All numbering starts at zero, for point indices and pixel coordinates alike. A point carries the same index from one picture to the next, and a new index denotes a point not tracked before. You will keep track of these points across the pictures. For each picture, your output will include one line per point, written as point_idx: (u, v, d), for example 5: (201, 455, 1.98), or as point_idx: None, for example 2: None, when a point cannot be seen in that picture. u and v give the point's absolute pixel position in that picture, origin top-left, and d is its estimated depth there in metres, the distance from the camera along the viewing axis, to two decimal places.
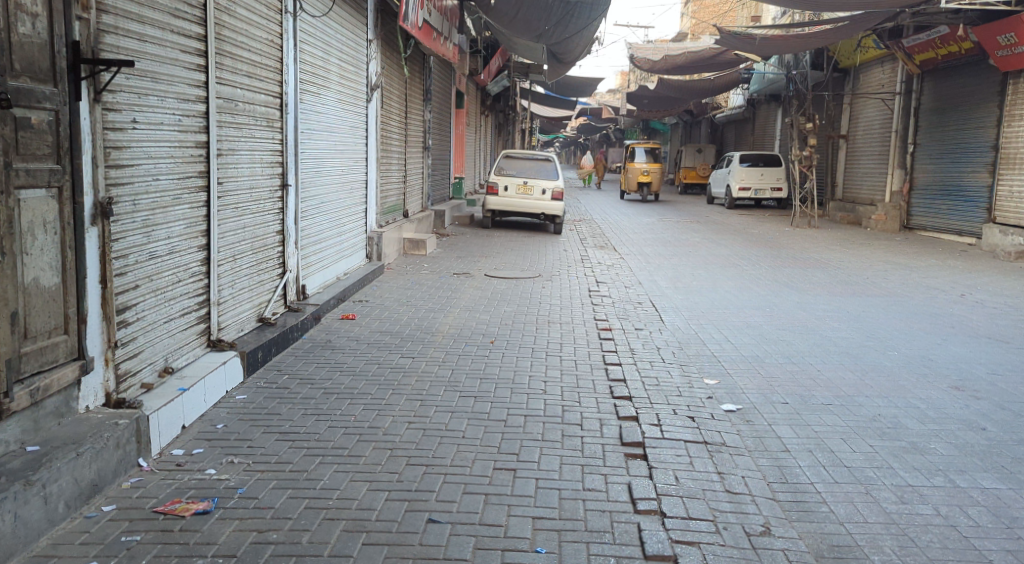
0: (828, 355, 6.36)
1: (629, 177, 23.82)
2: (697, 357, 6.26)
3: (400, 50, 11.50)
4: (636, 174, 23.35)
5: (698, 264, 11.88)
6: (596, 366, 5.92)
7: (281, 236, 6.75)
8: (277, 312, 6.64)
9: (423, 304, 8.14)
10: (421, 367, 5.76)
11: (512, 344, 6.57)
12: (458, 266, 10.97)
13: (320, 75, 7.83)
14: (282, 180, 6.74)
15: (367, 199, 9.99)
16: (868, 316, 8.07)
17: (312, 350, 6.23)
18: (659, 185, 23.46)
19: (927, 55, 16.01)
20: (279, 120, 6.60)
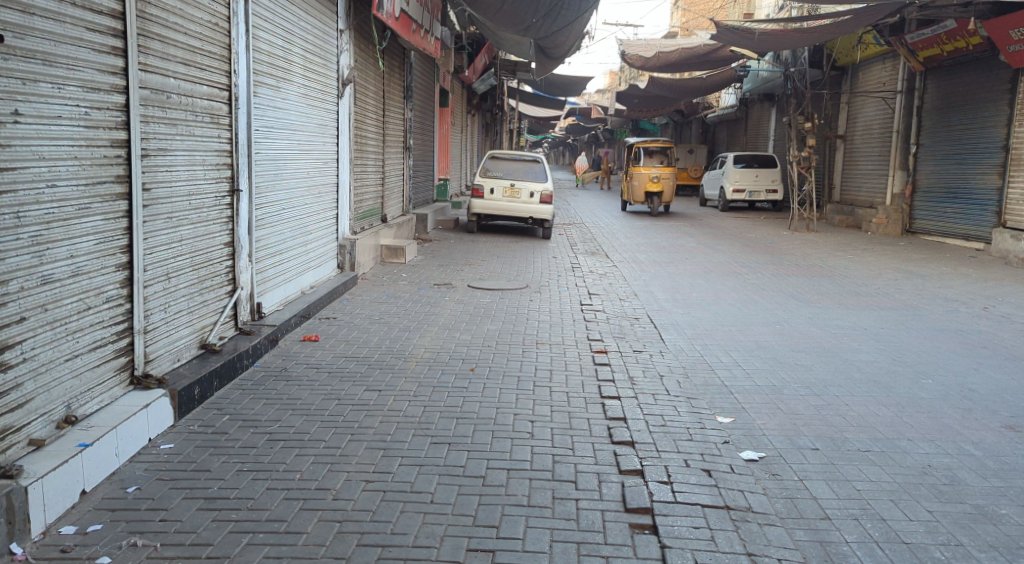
0: (855, 383, 5.58)
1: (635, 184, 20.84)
2: (704, 389, 5.46)
3: (376, 42, 10.65)
4: (645, 182, 20.57)
5: (697, 273, 11.11)
6: (591, 401, 5.12)
7: (230, 248, 5.91)
8: (225, 335, 5.80)
9: (398, 322, 7.33)
10: (387, 403, 4.96)
11: (495, 371, 5.77)
12: (439, 276, 10.15)
13: (280, 66, 6.98)
14: (232, 185, 5.89)
15: (338, 204, 9.16)
16: (889, 334, 7.30)
17: (262, 382, 5.38)
18: (668, 194, 20.74)
19: (931, 51, 15.32)
20: (227, 115, 5.76)
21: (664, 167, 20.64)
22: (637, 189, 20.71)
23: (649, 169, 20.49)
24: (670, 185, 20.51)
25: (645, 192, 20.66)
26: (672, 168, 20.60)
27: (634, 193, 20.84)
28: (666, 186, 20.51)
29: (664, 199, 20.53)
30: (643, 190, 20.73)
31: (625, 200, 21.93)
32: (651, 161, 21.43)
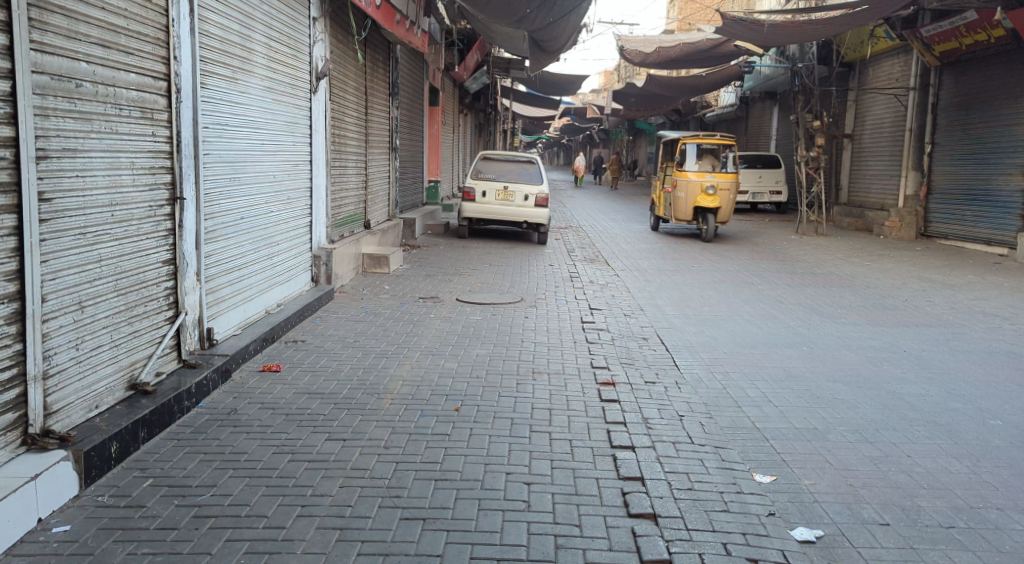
0: (913, 426, 4.71)
1: (680, 197, 15.14)
2: (731, 435, 4.57)
3: (356, 34, 9.75)
4: (694, 193, 14.94)
5: (704, 283, 10.26)
6: (600, 454, 4.23)
7: (172, 267, 5.01)
8: (164, 370, 4.89)
9: (376, 346, 6.44)
10: (351, 460, 4.08)
11: (484, 411, 4.89)
12: (424, 288, 9.24)
13: (236, 56, 6.05)
14: (173, 192, 4.98)
15: (313, 209, 8.26)
16: (931, 358, 6.42)
17: (203, 430, 4.47)
18: (726, 211, 14.97)
19: (948, 45, 14.50)
20: (166, 110, 4.86)
21: (719, 173, 14.91)
22: (681, 205, 15.09)
23: (699, 175, 14.83)
24: (729, 200, 14.82)
25: (694, 208, 15.05)
26: (732, 174, 14.87)
27: (676, 208, 15.28)
28: (723, 199, 14.84)
29: (721, 220, 14.83)
30: (692, 206, 15.03)
31: (658, 215, 16.41)
32: (704, 163, 15.08)
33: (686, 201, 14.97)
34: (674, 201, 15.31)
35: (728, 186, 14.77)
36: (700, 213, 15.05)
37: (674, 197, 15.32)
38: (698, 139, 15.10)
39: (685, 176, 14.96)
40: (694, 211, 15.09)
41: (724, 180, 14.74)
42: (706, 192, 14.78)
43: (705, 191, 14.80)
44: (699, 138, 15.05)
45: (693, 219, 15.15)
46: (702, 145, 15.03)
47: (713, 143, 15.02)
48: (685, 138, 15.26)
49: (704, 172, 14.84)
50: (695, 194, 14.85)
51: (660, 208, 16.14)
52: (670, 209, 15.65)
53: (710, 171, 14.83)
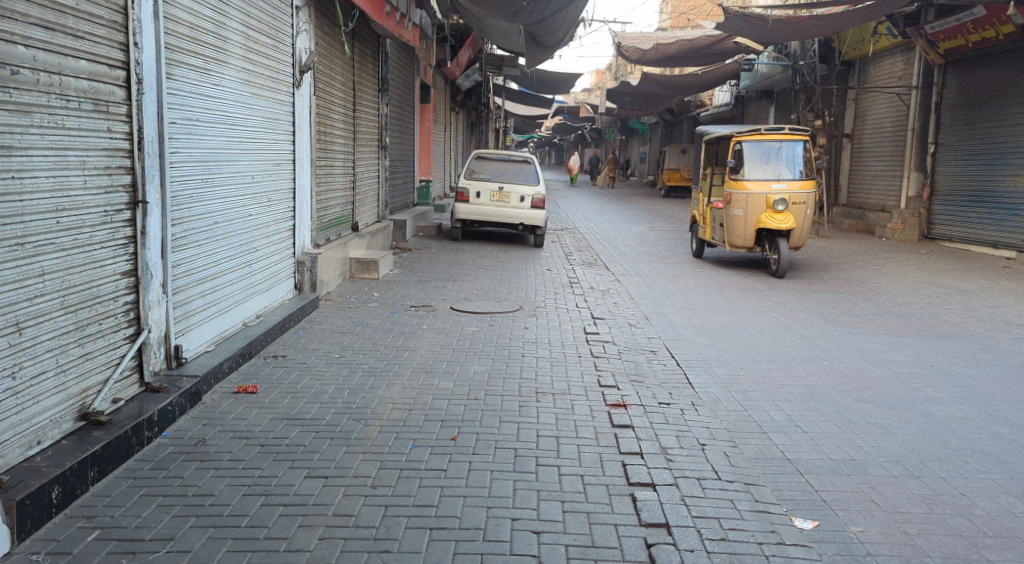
0: (960, 456, 4.23)
1: (736, 216, 11.03)
2: (761, 468, 4.08)
3: (341, 26, 9.22)
4: (756, 210, 10.83)
5: (709, 289, 9.78)
6: (617, 493, 3.73)
7: (133, 280, 4.46)
8: (123, 396, 4.36)
9: (364, 362, 5.93)
10: (333, 504, 3.55)
11: (483, 440, 4.37)
12: (416, 296, 8.71)
13: (208, 44, 5.50)
14: (133, 194, 4.44)
15: (297, 212, 7.75)
16: (962, 374, 5.95)
17: (166, 466, 3.94)
18: (802, 234, 10.86)
19: (953, 43, 14.06)
20: (126, 103, 4.32)
21: (791, 182, 10.80)
22: (738, 226, 10.99)
23: (763, 185, 10.73)
24: (804, 219, 10.82)
25: (756, 231, 10.93)
26: (807, 183, 10.79)
27: (730, 230, 11.19)
28: (797, 217, 10.74)
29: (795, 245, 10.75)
30: (755, 228, 10.88)
31: (701, 238, 12.30)
32: (768, 169, 10.95)
33: (746, 221, 10.89)
34: (726, 221, 11.24)
35: (803, 199, 10.78)
36: (764, 236, 10.96)
37: (726, 216, 11.23)
38: (758, 135, 11.09)
39: (744, 187, 10.86)
40: (756, 235, 11.00)
41: (797, 190, 10.74)
42: (773, 208, 10.71)
43: (772, 207, 10.71)
44: (760, 135, 11.05)
45: (755, 245, 11.06)
46: (763, 143, 10.99)
47: (780, 140, 11.05)
48: (740, 134, 11.21)
49: (769, 180, 10.80)
50: (758, 211, 10.80)
51: (705, 230, 12.06)
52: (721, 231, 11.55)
53: (777, 179, 10.78)
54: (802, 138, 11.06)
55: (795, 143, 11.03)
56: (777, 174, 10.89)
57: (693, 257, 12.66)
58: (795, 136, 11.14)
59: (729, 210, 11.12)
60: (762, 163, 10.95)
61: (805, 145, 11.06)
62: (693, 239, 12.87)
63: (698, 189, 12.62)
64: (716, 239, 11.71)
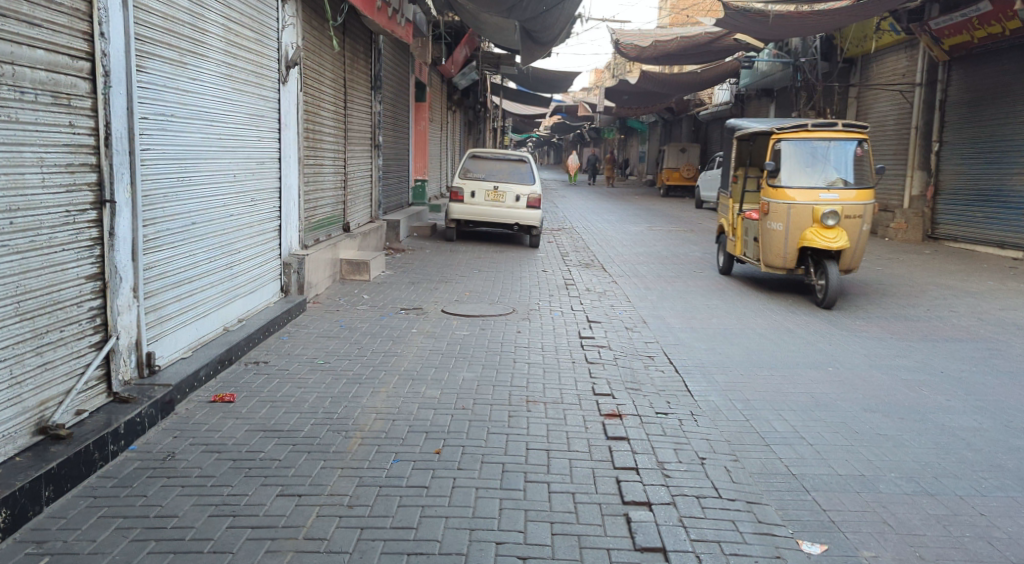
0: (977, 472, 4.00)
1: (773, 230, 8.86)
2: (765, 485, 3.83)
3: (329, 19, 8.95)
4: (799, 225, 8.64)
5: (709, 291, 9.52)
6: (610, 513, 3.49)
7: (99, 284, 4.21)
8: (88, 407, 4.10)
9: (349, 368, 5.68)
10: (304, 527, 3.31)
11: (469, 454, 4.12)
12: (407, 298, 8.45)
13: (184, 37, 5.25)
14: (99, 194, 4.19)
15: (283, 212, 7.49)
16: (974, 381, 5.71)
17: (130, 483, 3.69)
18: (856, 255, 8.60)
19: (958, 39, 13.82)
20: (89, 96, 4.07)
21: (845, 191, 8.58)
22: (776, 243, 8.83)
23: (809, 195, 8.56)
24: (861, 236, 8.58)
25: (799, 250, 8.74)
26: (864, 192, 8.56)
27: (766, 247, 9.03)
28: (851, 235, 8.50)
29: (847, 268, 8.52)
30: (798, 246, 8.67)
31: (732, 253, 10.20)
32: (815, 174, 8.74)
33: (787, 237, 8.71)
34: (762, 235, 9.10)
35: (859, 212, 8.54)
36: (809, 256, 8.77)
37: (762, 230, 9.08)
38: (803, 133, 8.94)
39: (784, 196, 8.69)
40: (799, 254, 8.82)
41: (853, 200, 8.51)
42: (822, 222, 8.51)
43: (820, 221, 8.50)
44: (805, 132, 8.90)
45: (796, 266, 8.89)
46: (809, 143, 8.87)
47: (830, 139, 8.88)
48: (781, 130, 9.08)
49: (815, 188, 8.61)
50: (803, 225, 8.60)
51: (736, 244, 9.97)
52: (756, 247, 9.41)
53: (825, 187, 8.60)
54: (859, 137, 8.85)
55: (849, 143, 8.84)
56: (825, 180, 8.71)
57: (722, 274, 10.63)
58: (850, 134, 8.92)
59: (766, 223, 8.97)
60: (806, 167, 8.79)
61: (862, 146, 8.85)
62: (722, 253, 10.81)
63: (728, 196, 10.52)
64: (749, 256, 9.60)
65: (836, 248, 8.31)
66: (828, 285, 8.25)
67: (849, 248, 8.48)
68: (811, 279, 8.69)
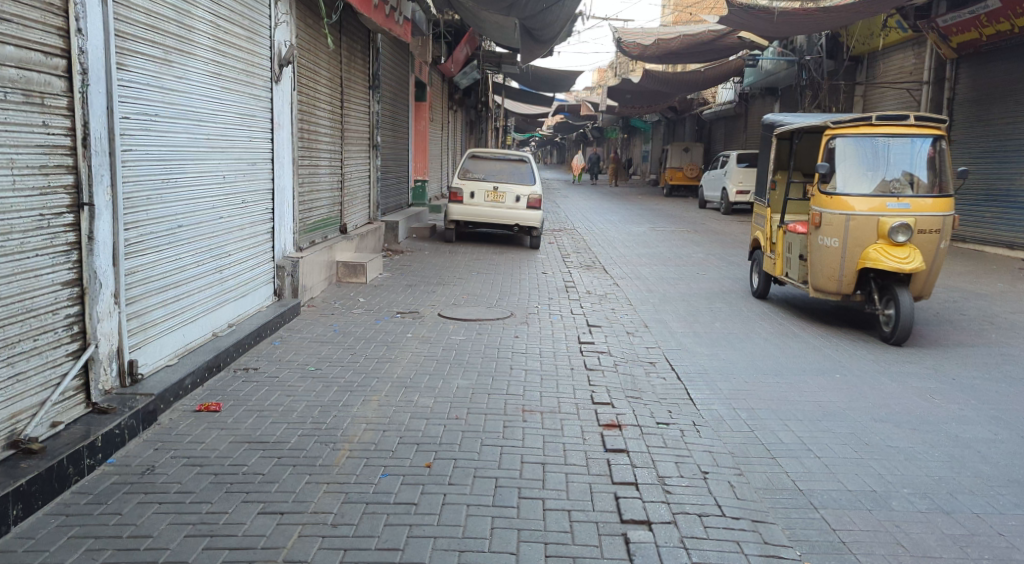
0: (994, 487, 3.82)
1: (827, 248, 7.20)
2: (771, 501, 3.66)
3: (325, 17, 8.78)
4: (860, 242, 6.99)
5: (713, 294, 9.32)
6: (608, 532, 3.31)
7: (77, 291, 4.04)
8: (65, 418, 3.93)
9: (341, 376, 5.52)
10: (284, 549, 3.14)
11: (461, 468, 3.95)
12: (403, 301, 8.27)
13: (170, 34, 5.09)
14: (77, 197, 4.03)
15: (276, 214, 7.32)
16: (986, 389, 5.52)
17: (105, 500, 3.51)
18: (929, 279, 6.97)
19: (967, 36, 13.61)
20: (64, 95, 3.90)
21: (918, 202, 6.92)
22: (831, 263, 7.19)
23: (872, 204, 6.93)
24: (937, 255, 6.93)
25: (858, 273, 7.10)
26: (940, 203, 6.91)
27: (817, 268, 7.37)
28: (923, 255, 6.87)
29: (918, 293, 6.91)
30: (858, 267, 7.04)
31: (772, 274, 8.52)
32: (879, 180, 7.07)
33: (844, 256, 7.06)
34: (812, 252, 7.46)
35: (935, 225, 6.88)
36: (872, 279, 7.13)
37: (812, 247, 7.41)
38: (863, 128, 7.27)
39: (841, 207, 7.06)
40: (859, 276, 7.17)
41: (928, 211, 6.86)
42: (889, 237, 6.86)
43: (887, 237, 6.85)
44: (867, 128, 7.22)
45: (854, 291, 7.25)
46: (871, 142, 7.20)
47: (898, 136, 7.18)
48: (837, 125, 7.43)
49: (880, 197, 6.96)
50: (864, 241, 6.97)
51: (777, 262, 8.33)
52: (802, 267, 7.79)
53: (892, 197, 6.94)
54: (934, 134, 7.14)
55: (921, 141, 7.12)
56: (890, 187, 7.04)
57: (758, 297, 8.95)
58: (924, 130, 7.18)
59: (817, 238, 7.33)
60: (867, 170, 7.14)
61: (938, 144, 7.15)
62: (757, 271, 9.13)
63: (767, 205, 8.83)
64: (794, 278, 7.96)
65: (909, 271, 6.67)
66: (899, 317, 6.69)
67: (922, 270, 6.84)
68: (874, 309, 7.07)
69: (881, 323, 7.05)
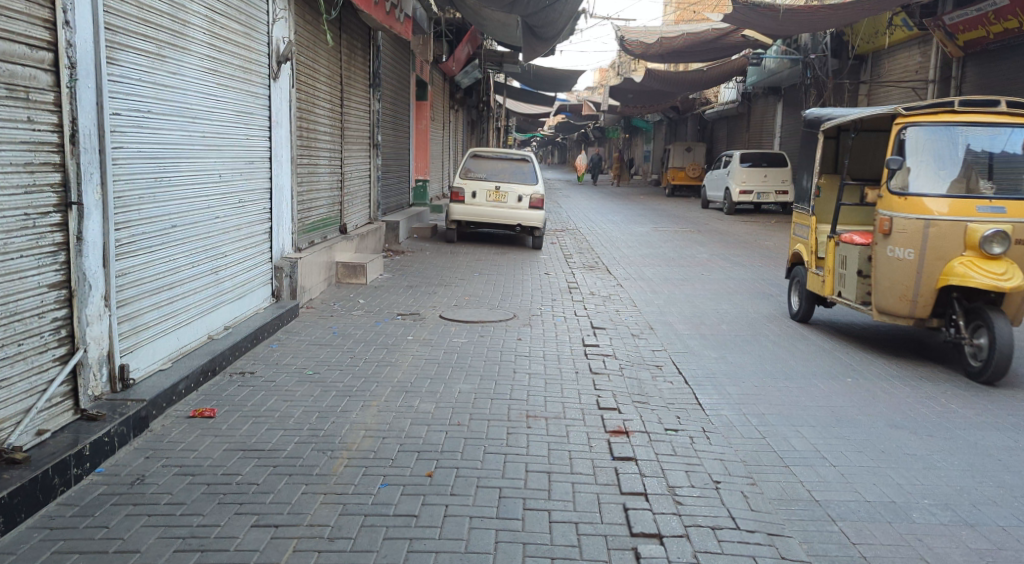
0: (1018, 499, 3.66)
1: (898, 261, 5.94)
2: (786, 513, 3.51)
3: (324, 14, 8.64)
4: (941, 255, 5.73)
5: (719, 295, 9.16)
6: (617, 546, 3.17)
7: (65, 292, 3.90)
8: (51, 426, 3.79)
9: (339, 379, 5.38)
10: None
11: (463, 478, 3.80)
12: (403, 303, 8.12)
13: (163, 28, 4.94)
14: (64, 196, 3.88)
15: (273, 213, 7.17)
16: (1002, 394, 5.36)
17: (92, 512, 3.37)
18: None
19: (974, 34, 13.45)
20: (48, 90, 3.74)
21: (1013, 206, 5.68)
22: (902, 280, 5.93)
23: (956, 209, 5.71)
24: None
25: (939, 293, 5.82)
26: None
27: (884, 287, 6.10)
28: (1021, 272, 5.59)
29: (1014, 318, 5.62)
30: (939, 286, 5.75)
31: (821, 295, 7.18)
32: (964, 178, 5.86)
33: (921, 271, 5.80)
34: (876, 267, 6.20)
35: None
36: (953, 300, 5.84)
37: (878, 261, 6.15)
38: (942, 116, 6.08)
39: (917, 211, 5.83)
40: (938, 297, 5.88)
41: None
42: (978, 250, 5.60)
43: (977, 248, 5.59)
44: (946, 116, 6.04)
45: (931, 316, 5.96)
46: (952, 134, 6.02)
47: (983, 125, 5.99)
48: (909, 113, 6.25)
49: (965, 199, 5.75)
50: (947, 253, 5.70)
51: (826, 281, 7.03)
52: (861, 286, 6.50)
53: (981, 200, 5.72)
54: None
55: (1013, 133, 5.93)
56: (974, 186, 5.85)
57: (798, 321, 7.65)
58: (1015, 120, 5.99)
59: (884, 248, 6.08)
60: (945, 165, 5.95)
61: None
62: (795, 292, 7.85)
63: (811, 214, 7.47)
64: (850, 299, 6.66)
65: (1006, 289, 5.39)
66: (994, 348, 5.39)
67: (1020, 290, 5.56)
68: (958, 337, 5.77)
69: (967, 356, 5.74)
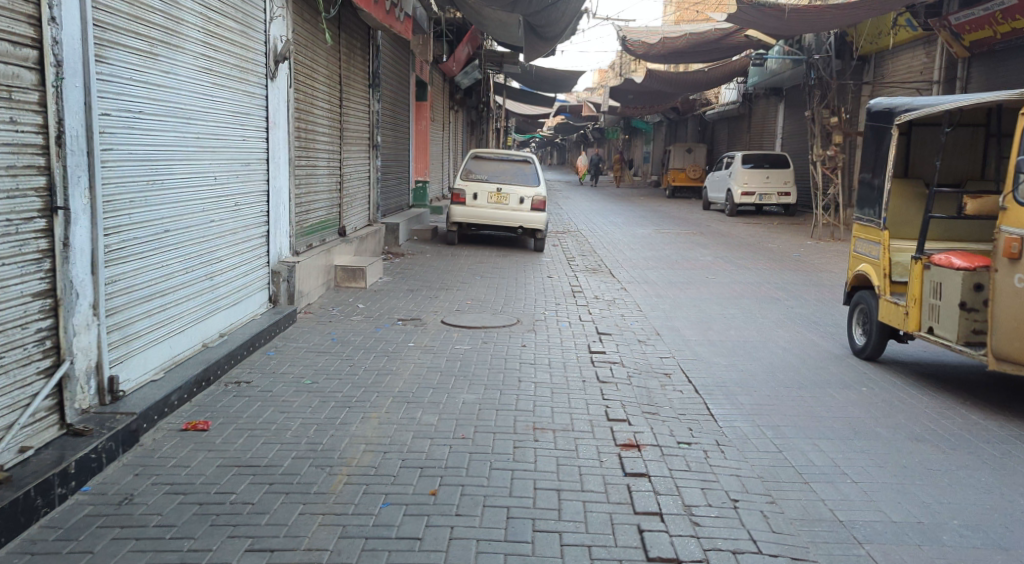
0: None
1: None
2: (808, 534, 3.33)
3: (322, 13, 8.47)
4: None
5: (726, 299, 8.97)
6: None
7: (51, 301, 3.73)
8: (36, 443, 3.61)
9: (338, 389, 5.21)
10: None
11: (469, 496, 3.61)
12: (404, 307, 7.94)
13: (155, 26, 4.77)
14: (50, 200, 3.70)
15: (270, 216, 6.97)
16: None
17: (76, 536, 3.18)
18: None
19: (980, 34, 13.28)
20: (31, 89, 3.55)
21: None
22: None
23: None
24: None
25: None
26: None
27: (1009, 326, 4.79)
28: None
29: None
30: None
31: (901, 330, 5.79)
32: None
33: None
34: (995, 301, 4.93)
35: None
36: None
37: (1002, 294, 4.87)
38: None
39: None
40: None
41: None
42: None
43: None
44: None
45: None
46: None
47: None
48: None
49: None
50: None
51: (911, 314, 5.64)
52: (966, 322, 5.16)
53: None
54: None
55: None
56: None
57: (866, 359, 6.27)
58: None
59: (1010, 277, 4.81)
60: None
61: None
62: (860, 325, 6.49)
63: (884, 228, 6.11)
64: (947, 339, 5.30)
65: None
66: None
67: None
68: None
69: None
